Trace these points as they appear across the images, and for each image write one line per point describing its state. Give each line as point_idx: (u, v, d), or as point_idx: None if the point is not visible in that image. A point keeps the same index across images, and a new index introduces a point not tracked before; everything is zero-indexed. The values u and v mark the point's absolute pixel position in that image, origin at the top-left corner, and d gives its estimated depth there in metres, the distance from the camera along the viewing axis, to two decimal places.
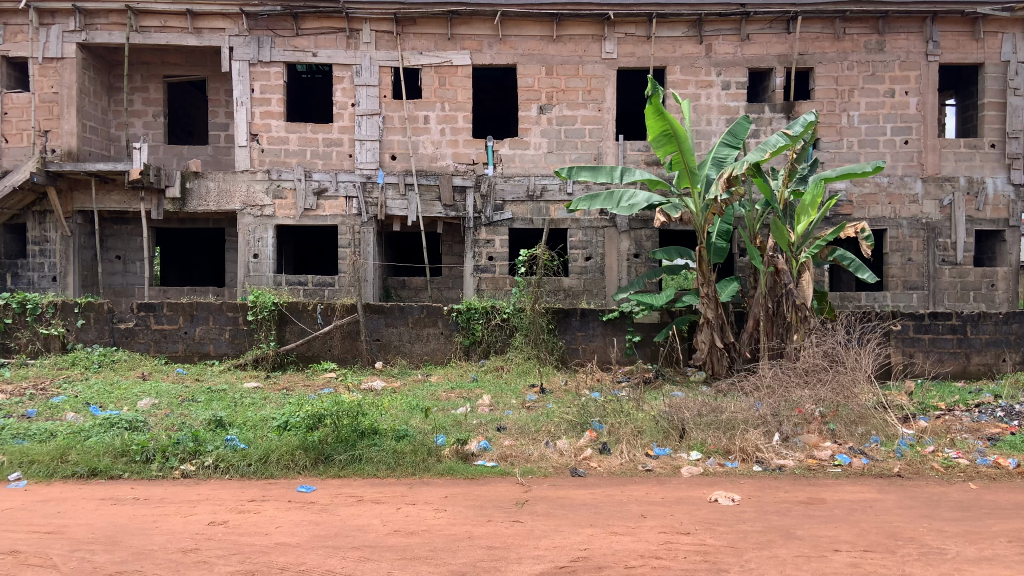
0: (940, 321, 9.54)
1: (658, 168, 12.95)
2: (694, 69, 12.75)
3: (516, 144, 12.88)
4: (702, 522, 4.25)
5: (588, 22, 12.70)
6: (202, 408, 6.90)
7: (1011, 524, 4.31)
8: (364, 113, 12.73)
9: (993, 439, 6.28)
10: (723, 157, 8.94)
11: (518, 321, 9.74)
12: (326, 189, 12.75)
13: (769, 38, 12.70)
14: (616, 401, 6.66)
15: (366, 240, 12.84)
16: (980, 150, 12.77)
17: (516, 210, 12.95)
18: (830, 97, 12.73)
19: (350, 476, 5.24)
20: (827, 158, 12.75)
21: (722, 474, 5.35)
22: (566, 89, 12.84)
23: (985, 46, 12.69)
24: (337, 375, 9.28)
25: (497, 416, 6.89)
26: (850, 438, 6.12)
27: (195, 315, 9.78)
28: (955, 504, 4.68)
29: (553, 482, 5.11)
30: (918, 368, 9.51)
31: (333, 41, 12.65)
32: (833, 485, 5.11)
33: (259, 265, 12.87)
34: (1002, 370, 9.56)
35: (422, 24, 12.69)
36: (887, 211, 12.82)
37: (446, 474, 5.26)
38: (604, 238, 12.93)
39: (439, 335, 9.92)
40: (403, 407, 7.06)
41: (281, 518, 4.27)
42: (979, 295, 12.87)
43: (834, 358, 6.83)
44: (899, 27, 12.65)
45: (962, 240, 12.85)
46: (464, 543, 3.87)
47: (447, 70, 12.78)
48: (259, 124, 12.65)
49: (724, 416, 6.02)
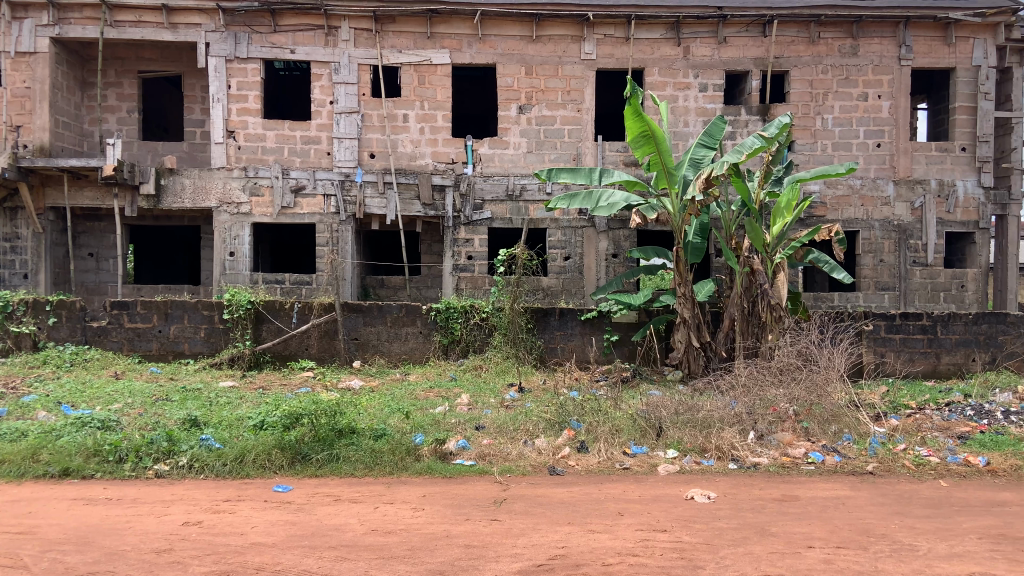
0: (911, 322, 9.70)
1: (636, 169, 12.99)
2: (672, 71, 12.84)
3: (495, 143, 12.88)
4: (679, 519, 4.29)
5: (568, 23, 12.73)
6: (177, 408, 6.82)
7: (981, 521, 4.39)
8: (342, 111, 12.66)
9: (963, 438, 6.41)
10: (701, 158, 8.91)
11: (497, 320, 9.75)
12: (304, 186, 12.67)
13: (746, 41, 12.83)
14: (594, 400, 6.71)
15: (344, 239, 12.78)
16: (951, 153, 13.00)
17: (495, 210, 12.96)
18: (805, 100, 12.88)
19: (328, 475, 5.22)
20: (801, 160, 12.90)
21: (698, 472, 5.42)
22: (545, 89, 12.86)
23: (957, 50, 12.91)
24: (315, 374, 9.24)
25: (476, 415, 6.90)
26: (824, 436, 6.20)
27: (169, 314, 9.68)
28: (927, 501, 4.77)
29: (532, 481, 5.13)
30: (889, 367, 9.68)
31: (311, 38, 12.58)
32: (807, 482, 5.18)
33: (235, 263, 12.77)
34: (972, 369, 9.72)
35: (401, 22, 12.63)
36: (859, 212, 13.00)
37: (425, 473, 5.26)
38: (583, 238, 12.99)
39: (418, 334, 9.90)
40: (382, 407, 7.01)
41: (257, 518, 4.25)
42: (950, 296, 13.05)
43: (808, 357, 6.90)
44: (873, 31, 12.84)
45: (933, 242, 13.03)
46: (441, 542, 3.87)
47: (427, 68, 12.73)
48: (236, 121, 12.55)
49: (700, 415, 6.09)
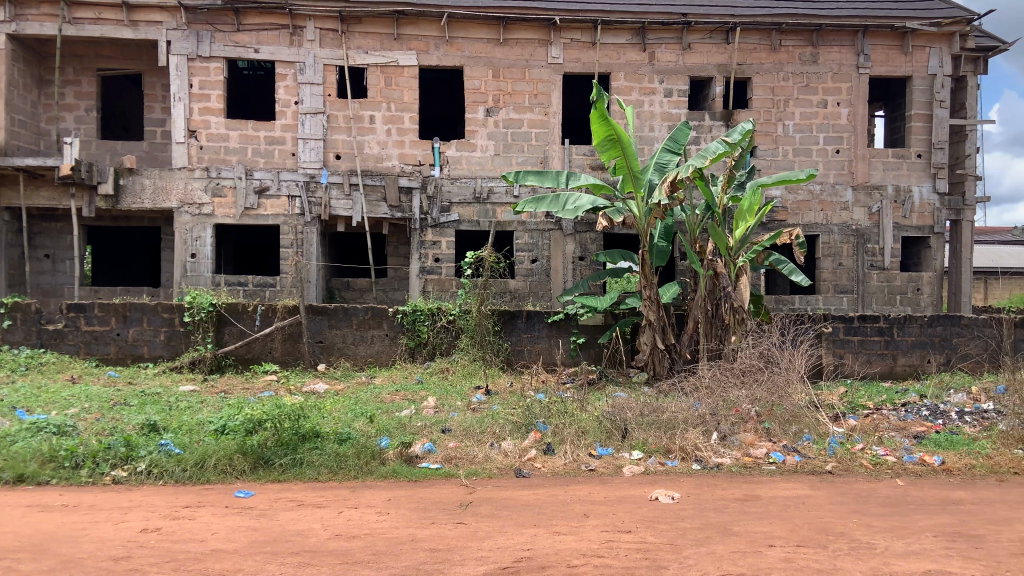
0: (869, 324, 9.92)
1: (602, 173, 13.07)
2: (638, 76, 12.97)
3: (462, 145, 12.86)
4: (643, 520, 4.33)
5: (535, 26, 12.78)
6: (136, 412, 6.67)
7: (936, 519, 4.50)
8: (307, 112, 12.53)
9: (919, 437, 6.57)
10: (666, 162, 9.02)
11: (464, 323, 9.75)
12: (268, 187, 12.52)
13: (710, 48, 13.01)
14: (561, 402, 6.73)
15: (309, 241, 12.66)
16: (908, 159, 13.33)
17: (462, 212, 12.94)
18: (767, 107, 13.12)
19: (291, 480, 5.16)
20: (763, 165, 13.12)
21: (662, 473, 5.47)
22: (512, 92, 12.88)
23: (913, 59, 13.24)
24: (278, 378, 9.13)
25: (442, 418, 6.88)
26: (784, 436, 6.31)
27: (128, 316, 9.49)
28: (884, 500, 4.88)
29: (498, 484, 5.13)
30: (847, 368, 9.89)
31: (275, 37, 12.44)
32: (768, 482, 5.26)
33: (196, 265, 12.57)
34: (927, 370, 9.97)
35: (367, 22, 12.55)
36: (819, 217, 13.26)
37: (390, 477, 5.23)
38: (550, 241, 13.03)
39: (384, 337, 9.84)
40: (347, 411, 6.95)
41: (218, 524, 4.18)
42: (906, 299, 13.37)
43: (769, 358, 7.02)
44: (832, 39, 13.11)
45: (890, 246, 13.34)
46: (406, 546, 3.85)
47: (393, 70, 12.67)
48: (198, 121, 12.36)
49: (665, 416, 6.15)
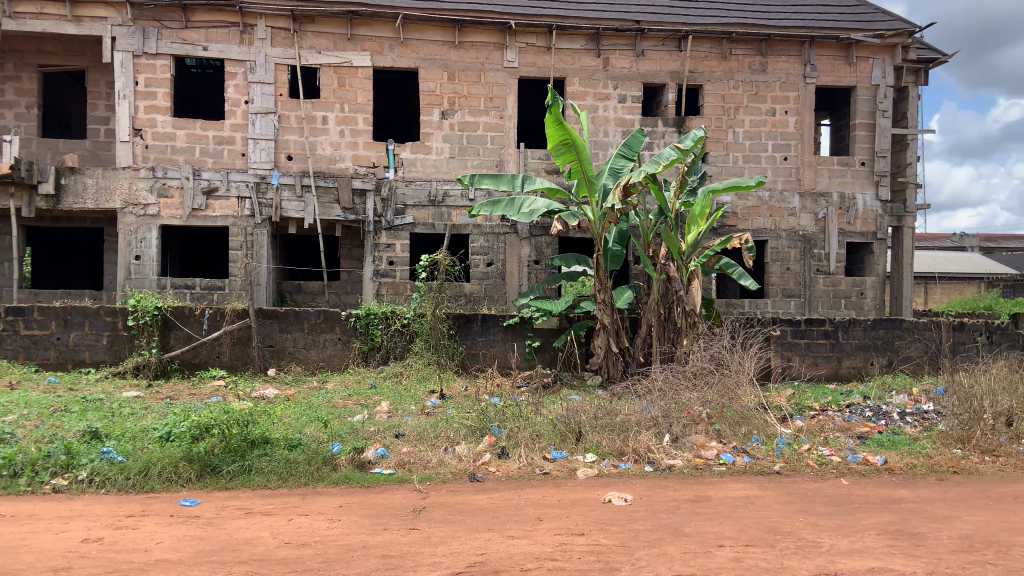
0: (815, 327, 10.18)
1: (557, 177, 13.14)
2: (593, 81, 13.08)
3: (417, 148, 12.79)
4: (597, 522, 4.36)
5: (490, 30, 12.80)
6: (76, 419, 6.46)
7: (878, 517, 4.63)
8: (258, 111, 12.31)
9: (863, 438, 6.76)
10: (620, 167, 9.11)
11: (418, 326, 9.69)
12: (216, 188, 12.26)
13: (662, 55, 13.20)
14: (515, 405, 6.73)
15: (260, 243, 12.44)
16: (852, 167, 13.74)
17: (417, 215, 12.86)
18: (718, 114, 13.37)
19: (239, 487, 5.05)
20: (714, 171, 13.36)
21: (615, 475, 5.52)
22: (467, 95, 12.87)
23: (857, 70, 13.64)
24: (227, 383, 8.92)
25: (395, 423, 6.81)
26: (734, 438, 6.41)
27: (69, 320, 9.19)
28: (829, 499, 5.00)
29: (452, 488, 5.11)
30: (795, 370, 10.12)
31: (225, 35, 12.19)
32: (718, 483, 5.34)
33: (141, 267, 12.22)
34: (870, 372, 10.26)
35: (320, 22, 12.39)
36: (768, 222, 13.56)
37: (342, 483, 5.16)
38: (505, 244, 13.05)
39: (336, 340, 9.72)
40: (298, 416, 6.82)
41: (163, 533, 4.06)
42: (850, 302, 13.74)
43: (720, 361, 7.14)
44: (781, 49, 13.44)
45: (835, 252, 13.70)
46: (358, 553, 3.80)
47: (347, 70, 12.53)
48: (143, 119, 12.05)
49: (618, 418, 6.20)
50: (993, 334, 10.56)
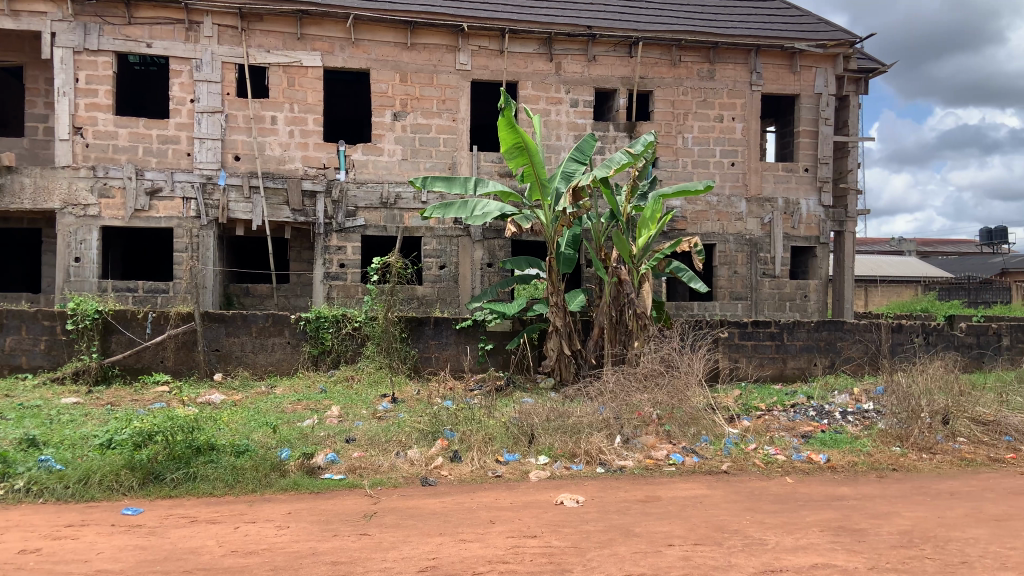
0: (761, 329, 10.42)
1: (510, 180, 13.17)
2: (545, 85, 13.16)
3: (369, 149, 12.67)
4: (549, 524, 4.38)
5: (443, 32, 12.76)
6: (12, 427, 6.21)
7: (821, 514, 4.76)
8: (204, 110, 12.04)
9: (806, 437, 6.94)
10: (572, 171, 9.18)
11: (370, 330, 9.59)
12: (160, 189, 11.94)
13: (613, 61, 13.36)
14: (468, 408, 6.71)
15: (206, 245, 12.17)
16: (796, 173, 14.12)
17: (369, 217, 12.74)
18: (668, 119, 13.59)
19: (183, 495, 4.92)
20: (664, 176, 13.57)
21: (568, 477, 5.55)
22: (420, 97, 12.81)
23: (801, 78, 14.02)
24: (171, 389, 8.67)
25: (346, 428, 6.73)
26: (683, 438, 6.51)
27: (4, 325, 8.86)
28: (774, 497, 5.12)
29: (403, 493, 5.07)
30: (742, 371, 10.35)
31: (170, 32, 11.89)
32: (668, 483, 5.42)
33: (81, 269, 11.83)
34: (814, 373, 10.55)
35: (269, 21, 12.19)
36: (716, 227, 13.82)
37: (290, 489, 5.07)
38: (457, 247, 13.02)
39: (285, 344, 9.55)
40: (246, 422, 6.68)
41: (104, 543, 3.93)
42: (795, 305, 14.11)
43: (670, 363, 7.26)
44: (728, 57, 13.73)
45: (780, 255, 14.03)
46: (307, 560, 3.74)
47: (297, 70, 12.34)
48: (84, 117, 11.68)
49: (570, 420, 6.25)
50: (929, 335, 10.95)
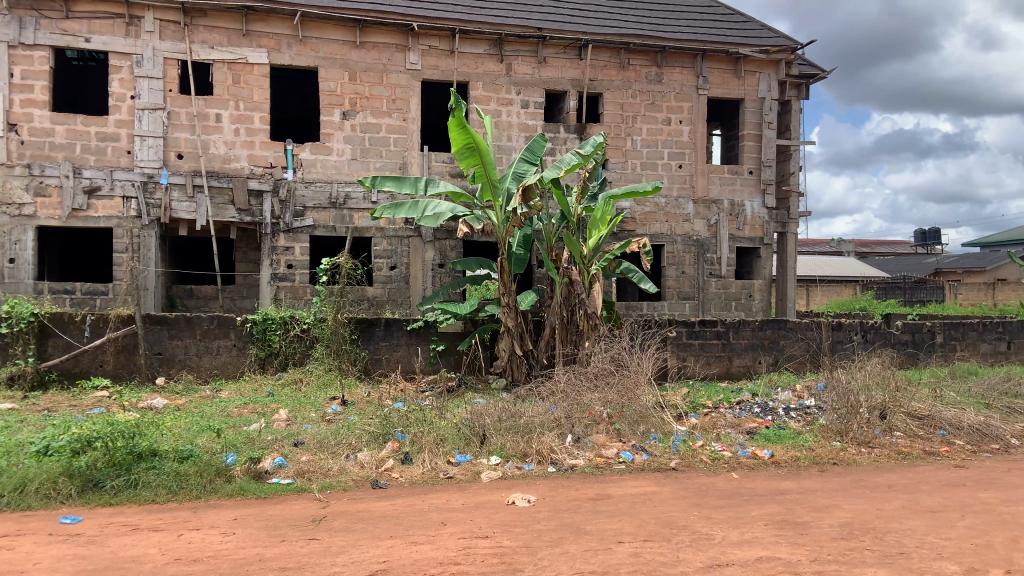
0: (707, 328, 10.61)
1: (461, 181, 13.14)
2: (495, 86, 13.18)
3: (317, 148, 12.49)
4: (500, 524, 4.38)
5: (392, 31, 12.67)
6: None
7: (765, 508, 4.89)
8: (145, 107, 11.70)
9: (752, 433, 7.09)
10: (523, 172, 9.19)
11: (319, 331, 9.44)
12: (99, 187, 11.56)
13: (563, 63, 13.46)
14: (419, 410, 6.67)
15: (147, 245, 11.84)
16: (741, 176, 14.44)
17: (317, 217, 12.55)
18: (617, 121, 13.75)
19: (124, 503, 4.77)
20: (614, 178, 13.73)
21: (519, 477, 5.56)
22: (369, 96, 12.68)
23: (745, 83, 14.34)
24: (111, 394, 8.39)
25: (294, 431, 6.62)
26: (633, 436, 6.58)
27: None
28: (721, 493, 5.23)
29: (353, 496, 5.01)
30: (689, 370, 10.53)
31: (110, 27, 11.53)
32: (618, 481, 5.49)
33: (15, 271, 11.40)
34: (758, 370, 10.81)
35: (214, 16, 11.91)
36: (664, 228, 14.03)
37: (236, 495, 4.96)
38: (408, 248, 12.92)
39: (231, 347, 9.34)
40: (190, 427, 6.50)
41: (40, 554, 3.79)
42: (740, 304, 14.43)
43: (619, 362, 7.36)
44: (675, 61, 13.97)
45: (726, 256, 14.33)
46: (254, 566, 3.67)
47: (242, 67, 12.09)
48: (18, 113, 11.28)
49: (522, 421, 6.27)
50: (867, 333, 11.31)
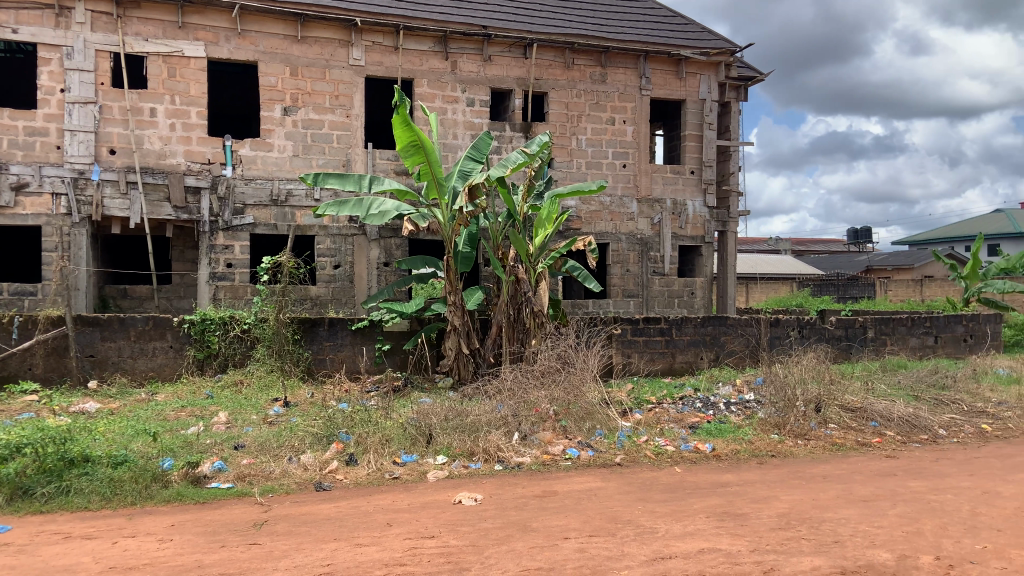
0: (651, 325, 10.78)
1: (406, 178, 13.03)
2: (440, 84, 13.10)
3: (258, 145, 12.21)
4: (447, 524, 4.36)
5: (335, 26, 12.47)
6: None
7: (707, 501, 4.99)
8: (74, 101, 11.24)
9: (694, 427, 7.23)
10: (469, 170, 9.16)
11: (260, 332, 9.23)
12: (26, 183, 11.10)
13: (508, 61, 13.48)
14: (364, 410, 6.60)
15: (78, 244, 11.39)
16: (683, 175, 14.71)
17: (258, 215, 12.26)
18: (562, 121, 13.84)
19: (55, 511, 4.59)
20: (559, 176, 13.81)
21: (466, 476, 5.55)
22: (311, 92, 12.46)
23: (687, 84, 14.61)
24: (40, 398, 8.05)
25: (235, 434, 6.46)
26: (579, 433, 6.63)
27: None
28: (665, 487, 5.32)
29: (296, 499, 4.91)
30: (634, 366, 10.68)
31: (37, 17, 11.06)
32: (564, 477, 5.53)
33: None
34: (700, 366, 11.04)
35: (147, 8, 11.52)
36: (609, 226, 14.19)
37: (173, 500, 4.82)
38: (352, 246, 12.75)
39: (168, 348, 9.07)
40: (124, 431, 6.28)
41: None
42: (683, 301, 14.70)
43: (565, 360, 7.41)
44: (619, 61, 14.14)
45: (669, 254, 14.57)
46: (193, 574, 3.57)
47: (178, 60, 11.73)
48: None
49: (468, 419, 6.26)
50: (803, 329, 11.66)
